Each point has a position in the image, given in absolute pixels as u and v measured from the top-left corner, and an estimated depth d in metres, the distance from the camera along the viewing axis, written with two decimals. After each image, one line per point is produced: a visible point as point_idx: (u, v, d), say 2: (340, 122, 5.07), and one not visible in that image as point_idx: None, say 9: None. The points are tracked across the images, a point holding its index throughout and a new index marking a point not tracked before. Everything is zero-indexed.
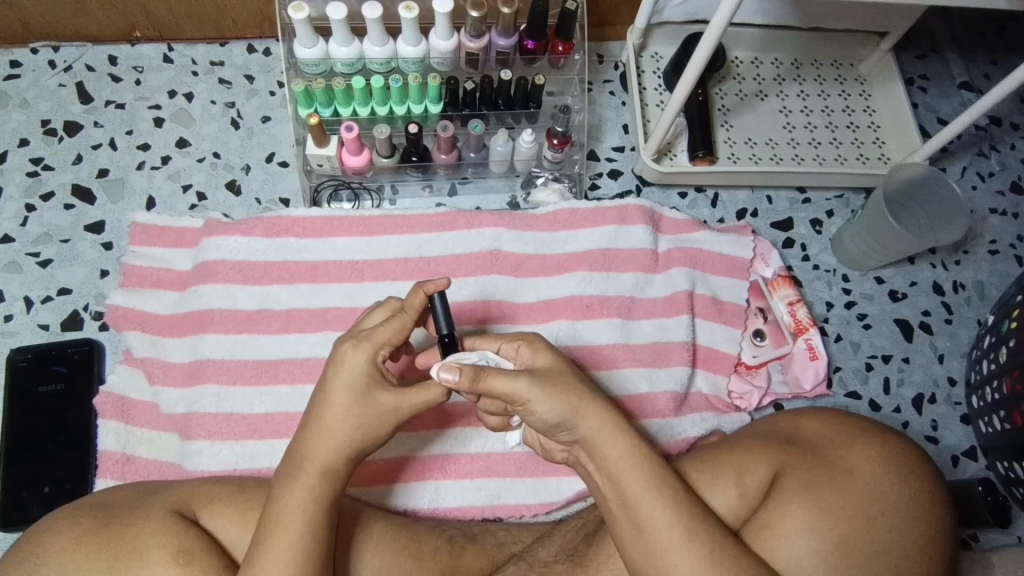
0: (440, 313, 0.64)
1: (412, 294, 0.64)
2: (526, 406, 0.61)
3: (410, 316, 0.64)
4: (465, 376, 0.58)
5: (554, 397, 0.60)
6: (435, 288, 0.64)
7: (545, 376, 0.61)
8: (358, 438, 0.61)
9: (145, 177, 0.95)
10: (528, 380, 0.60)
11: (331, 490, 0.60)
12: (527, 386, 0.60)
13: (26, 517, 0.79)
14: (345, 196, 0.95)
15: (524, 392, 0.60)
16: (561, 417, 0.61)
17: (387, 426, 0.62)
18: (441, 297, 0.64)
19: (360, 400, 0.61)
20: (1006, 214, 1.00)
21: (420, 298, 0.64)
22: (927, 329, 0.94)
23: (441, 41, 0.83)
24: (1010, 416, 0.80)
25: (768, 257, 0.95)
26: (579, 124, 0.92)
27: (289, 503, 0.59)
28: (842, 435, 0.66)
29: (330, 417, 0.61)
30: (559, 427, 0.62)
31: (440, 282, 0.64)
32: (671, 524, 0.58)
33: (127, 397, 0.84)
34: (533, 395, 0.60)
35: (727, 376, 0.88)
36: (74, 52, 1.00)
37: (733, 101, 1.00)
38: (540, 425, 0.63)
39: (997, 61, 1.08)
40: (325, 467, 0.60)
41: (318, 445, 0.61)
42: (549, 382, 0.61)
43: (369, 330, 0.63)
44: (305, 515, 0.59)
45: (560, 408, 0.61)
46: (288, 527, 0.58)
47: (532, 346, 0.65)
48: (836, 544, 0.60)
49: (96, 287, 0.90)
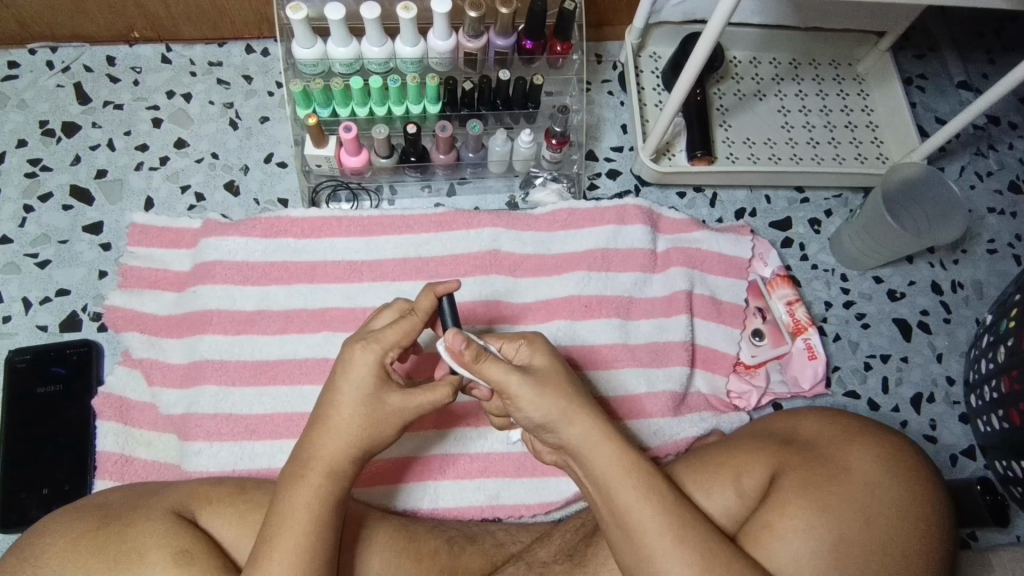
0: (448, 314, 0.65)
1: (422, 296, 0.65)
2: (512, 402, 0.61)
3: (419, 319, 0.65)
4: (470, 348, 0.60)
5: (542, 398, 0.61)
6: (445, 290, 0.65)
7: (537, 376, 0.62)
8: (364, 440, 0.61)
9: (144, 178, 0.95)
10: (519, 377, 0.61)
11: (337, 490, 0.60)
12: (517, 384, 0.61)
13: (25, 518, 0.79)
14: (344, 197, 0.95)
15: (513, 388, 0.61)
16: (549, 418, 0.61)
17: (393, 427, 0.62)
18: (450, 299, 0.65)
19: (367, 401, 0.61)
20: (1005, 213, 1.00)
21: (429, 299, 0.65)
22: (926, 328, 0.94)
23: (440, 42, 0.83)
24: (1009, 415, 0.80)
25: (767, 256, 0.95)
26: (578, 123, 0.92)
27: (295, 504, 0.59)
28: (838, 435, 0.66)
29: (337, 417, 0.61)
30: (544, 428, 0.62)
31: (450, 283, 0.66)
32: (661, 530, 0.58)
33: (126, 398, 0.83)
34: (521, 392, 0.61)
35: (726, 375, 0.88)
36: (72, 52, 1.00)
37: (732, 101, 1.00)
38: (527, 424, 0.63)
39: (995, 60, 1.08)
40: (330, 468, 0.60)
41: (324, 446, 0.61)
42: (539, 382, 0.61)
43: (380, 331, 0.63)
44: (311, 515, 0.59)
45: (548, 409, 0.61)
46: (293, 526, 0.58)
47: (532, 345, 0.65)
48: (833, 545, 0.60)
49: (95, 288, 0.90)
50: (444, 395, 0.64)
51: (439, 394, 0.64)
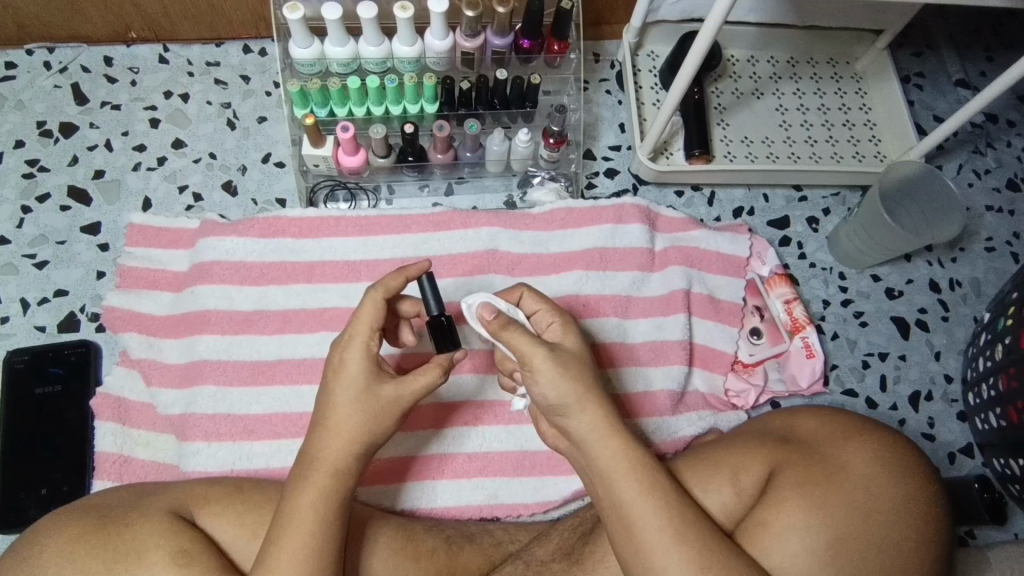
0: (428, 293, 0.65)
1: (393, 275, 0.64)
2: (532, 374, 0.61)
3: (382, 295, 0.63)
4: (499, 317, 0.62)
5: (562, 378, 0.61)
6: (419, 271, 0.65)
7: (561, 355, 0.62)
8: (366, 435, 0.61)
9: (141, 178, 0.95)
10: (546, 352, 0.61)
11: (343, 490, 0.60)
12: (542, 358, 0.61)
13: (23, 519, 0.79)
14: (341, 196, 0.95)
15: (538, 362, 0.61)
16: (564, 401, 0.61)
17: (392, 417, 0.62)
18: (430, 279, 0.65)
19: (361, 396, 0.61)
20: (1003, 211, 1.00)
21: (399, 280, 0.64)
22: (924, 327, 0.94)
23: (436, 42, 0.83)
24: (1007, 414, 0.80)
25: (764, 255, 0.95)
26: (575, 123, 0.93)
27: (302, 504, 0.59)
28: (837, 433, 0.66)
29: (336, 416, 0.61)
30: (555, 410, 0.62)
31: (422, 265, 0.65)
32: (661, 527, 0.58)
33: (124, 398, 0.83)
34: (543, 366, 0.61)
35: (724, 374, 0.88)
36: (69, 52, 0.99)
37: (730, 100, 1.00)
38: (539, 403, 0.63)
39: (992, 58, 1.08)
40: (334, 468, 0.60)
41: (330, 447, 0.61)
42: (562, 362, 0.61)
43: (350, 325, 0.63)
44: (318, 514, 0.59)
45: (566, 391, 0.61)
46: (301, 526, 0.58)
47: (565, 325, 0.67)
48: (829, 544, 0.60)
49: (93, 288, 0.90)
50: (438, 375, 0.63)
51: (430, 373, 0.63)
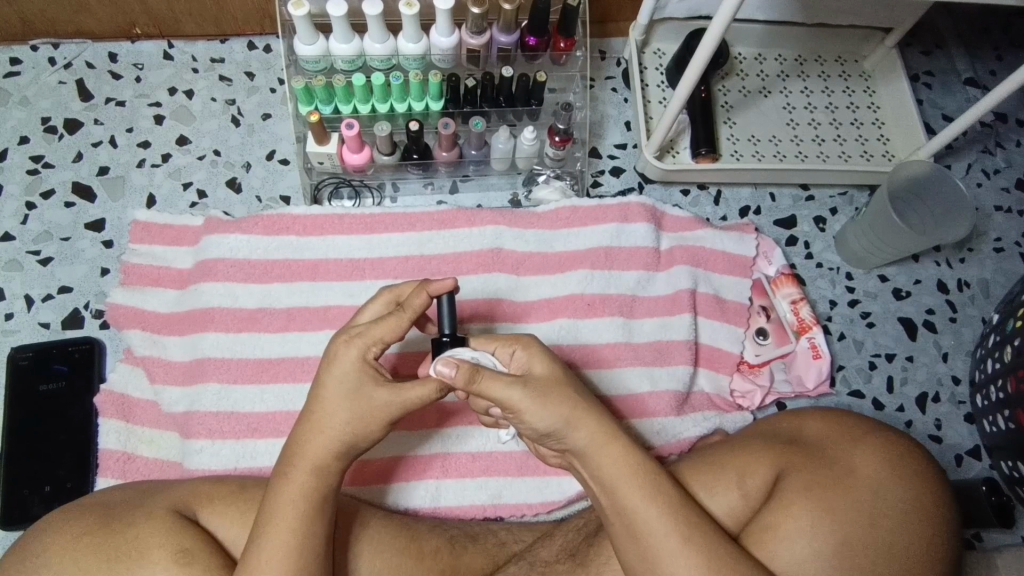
0: (444, 313, 0.63)
1: (414, 293, 0.63)
2: (518, 416, 0.59)
3: (409, 317, 0.62)
4: (463, 371, 0.57)
5: (546, 408, 0.59)
6: (442, 288, 0.63)
7: (536, 384, 0.59)
8: (351, 434, 0.60)
9: (146, 175, 0.95)
10: (522, 390, 0.58)
11: (323, 487, 0.60)
12: (520, 397, 0.58)
13: (26, 516, 0.79)
14: (346, 194, 0.95)
15: (518, 402, 0.58)
16: (554, 427, 0.59)
17: (379, 423, 0.61)
18: (449, 299, 0.63)
19: (349, 395, 0.60)
20: (1012, 211, 0.99)
21: (422, 297, 0.62)
22: (932, 327, 0.94)
23: (442, 39, 0.82)
24: (1014, 416, 0.79)
25: (771, 255, 0.94)
26: (580, 121, 0.92)
27: (281, 500, 0.59)
28: (843, 436, 0.66)
29: (321, 414, 0.61)
30: (552, 435, 0.61)
31: (446, 282, 0.63)
32: (669, 532, 0.57)
33: (127, 395, 0.83)
34: (524, 405, 0.58)
35: (729, 375, 0.88)
36: (74, 48, 0.99)
37: (736, 98, 0.99)
38: (532, 433, 0.61)
39: (1003, 57, 1.07)
40: (315, 464, 0.60)
41: (310, 443, 0.60)
42: (540, 392, 0.59)
43: (364, 326, 0.62)
44: (296, 513, 0.58)
45: (553, 418, 0.59)
46: (279, 525, 0.58)
47: (528, 349, 0.62)
48: (837, 547, 0.60)
49: (97, 285, 0.90)
50: (434, 391, 0.61)
51: (428, 390, 0.61)
